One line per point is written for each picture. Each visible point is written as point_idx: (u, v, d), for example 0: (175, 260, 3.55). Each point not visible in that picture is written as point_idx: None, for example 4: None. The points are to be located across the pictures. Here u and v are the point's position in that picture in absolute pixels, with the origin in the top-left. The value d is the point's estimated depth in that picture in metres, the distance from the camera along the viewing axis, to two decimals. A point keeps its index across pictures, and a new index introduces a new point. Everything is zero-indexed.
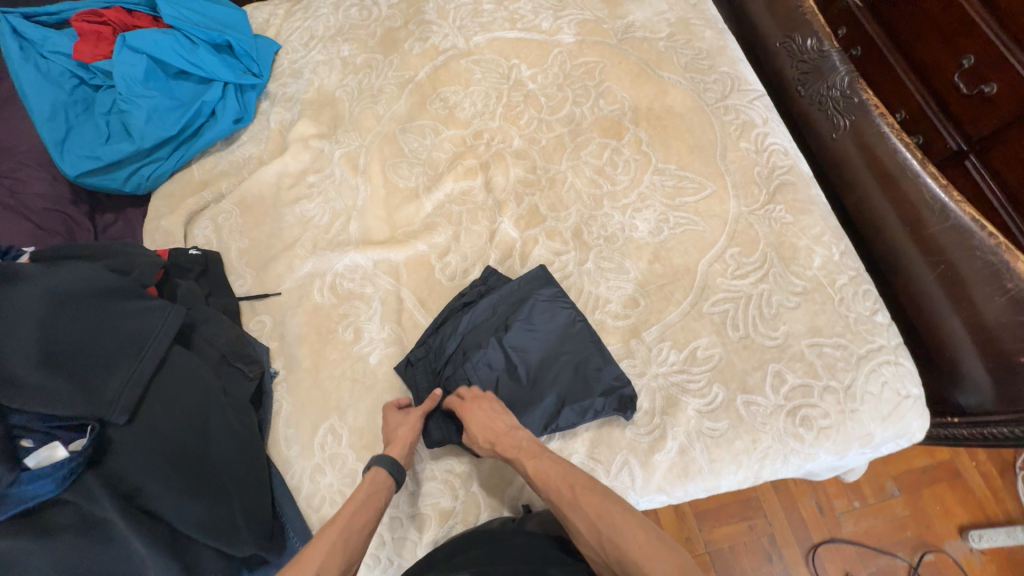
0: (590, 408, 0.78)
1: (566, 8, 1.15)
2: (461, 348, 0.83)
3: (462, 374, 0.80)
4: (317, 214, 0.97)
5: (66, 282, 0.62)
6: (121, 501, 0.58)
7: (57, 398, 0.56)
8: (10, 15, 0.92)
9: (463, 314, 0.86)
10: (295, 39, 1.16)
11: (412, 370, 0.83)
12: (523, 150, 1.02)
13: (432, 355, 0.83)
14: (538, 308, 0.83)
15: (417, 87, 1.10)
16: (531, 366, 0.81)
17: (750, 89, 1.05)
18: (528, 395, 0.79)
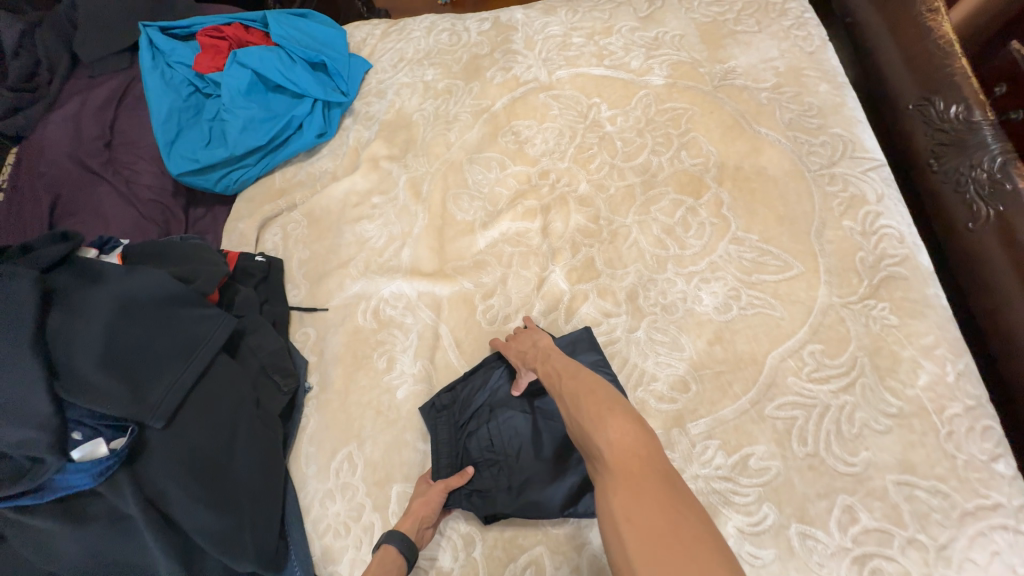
0: None
1: (660, 48, 1.08)
2: (490, 403, 0.80)
3: (484, 431, 0.78)
4: (375, 236, 0.99)
5: (136, 289, 0.69)
6: (144, 502, 0.63)
7: (109, 397, 0.63)
8: (151, 29, 1.05)
9: (497, 367, 0.83)
10: (385, 59, 1.20)
11: (436, 417, 0.81)
12: (589, 196, 0.97)
13: (460, 403, 0.82)
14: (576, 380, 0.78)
15: (491, 118, 1.09)
16: (557, 440, 0.75)
17: (865, 157, 0.90)
18: (547, 471, 0.73)
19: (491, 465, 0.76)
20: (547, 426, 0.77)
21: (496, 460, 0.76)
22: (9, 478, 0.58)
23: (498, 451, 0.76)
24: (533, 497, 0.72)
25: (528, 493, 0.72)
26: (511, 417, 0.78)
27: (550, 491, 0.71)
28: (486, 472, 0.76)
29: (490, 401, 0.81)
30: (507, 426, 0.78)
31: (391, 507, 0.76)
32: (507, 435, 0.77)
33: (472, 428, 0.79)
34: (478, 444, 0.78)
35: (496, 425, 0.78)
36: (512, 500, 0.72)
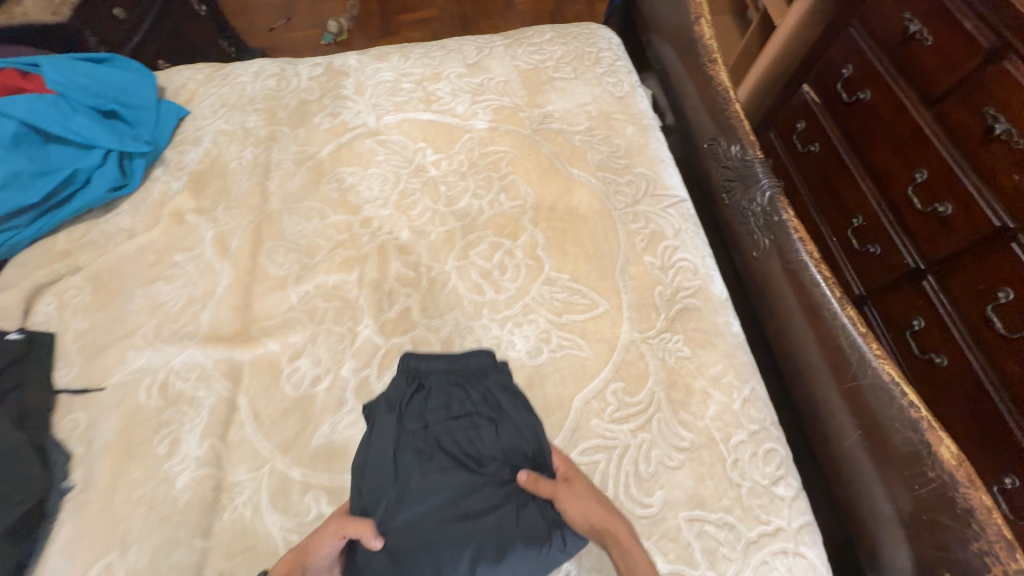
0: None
1: (484, 94, 1.10)
2: (502, 419, 0.68)
3: (478, 415, 0.68)
4: (171, 299, 0.88)
5: None
6: None
7: None
8: None
9: (519, 433, 0.67)
10: (205, 106, 1.13)
11: (470, 358, 0.72)
12: (410, 244, 0.94)
13: (492, 394, 0.70)
14: (536, 554, 0.58)
15: (316, 165, 1.04)
16: (445, 505, 0.61)
17: (665, 195, 0.95)
18: (420, 493, 0.61)
19: (432, 423, 0.67)
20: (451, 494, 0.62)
21: (442, 426, 0.67)
22: None
23: (444, 428, 0.66)
24: (391, 464, 0.63)
25: (389, 467, 0.63)
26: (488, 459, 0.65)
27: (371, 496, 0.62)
28: (416, 413, 0.68)
29: (507, 416, 0.68)
30: (480, 448, 0.66)
31: None
32: (471, 444, 0.66)
33: (475, 395, 0.70)
34: (459, 405, 0.69)
35: (483, 435, 0.67)
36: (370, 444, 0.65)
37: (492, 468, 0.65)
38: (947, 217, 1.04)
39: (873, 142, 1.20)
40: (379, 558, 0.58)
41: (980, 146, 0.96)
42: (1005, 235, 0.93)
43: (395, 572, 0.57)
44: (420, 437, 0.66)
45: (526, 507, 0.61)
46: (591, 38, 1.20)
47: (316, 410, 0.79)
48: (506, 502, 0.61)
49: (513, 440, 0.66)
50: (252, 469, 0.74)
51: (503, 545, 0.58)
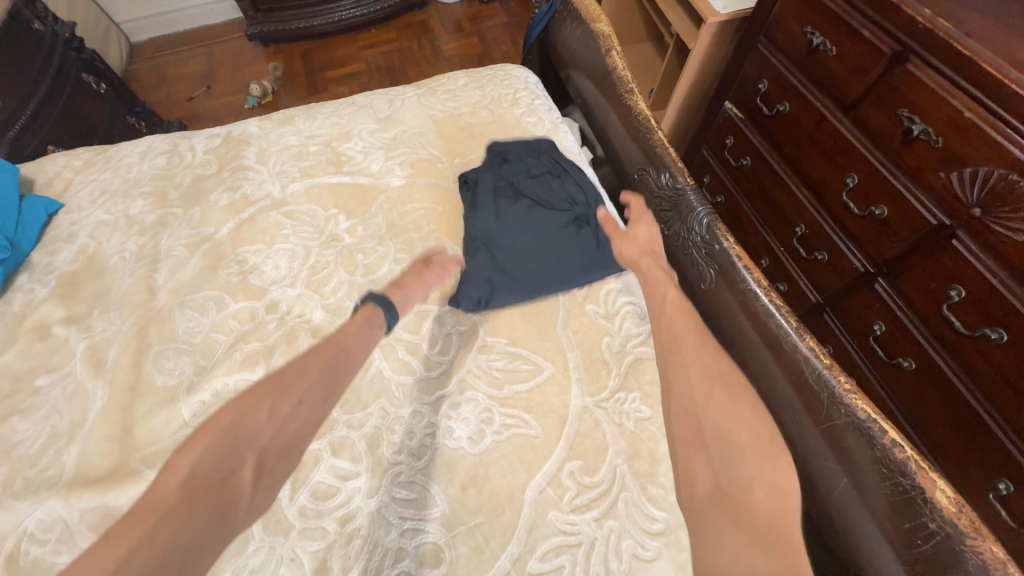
0: (478, 284, 0.81)
1: (398, 148, 1.03)
2: (568, 176, 0.92)
3: (550, 174, 0.92)
4: (29, 437, 0.72)
5: None
6: None
7: None
8: None
9: (583, 186, 0.91)
10: (82, 195, 1.00)
11: (544, 143, 0.97)
12: (324, 326, 0.82)
13: (560, 159, 0.95)
14: (600, 269, 0.83)
15: (213, 247, 0.92)
16: (531, 223, 0.86)
17: None
18: (511, 223, 0.86)
19: (514, 182, 0.92)
20: (537, 220, 0.86)
21: (522, 175, 0.92)
22: None
23: (525, 182, 0.91)
24: (488, 209, 0.88)
25: (486, 207, 0.88)
26: (558, 198, 0.89)
27: (478, 225, 0.87)
28: (499, 173, 0.93)
29: (573, 176, 0.92)
30: (552, 194, 0.90)
31: None
32: (545, 193, 0.90)
33: (547, 162, 0.94)
34: (534, 163, 0.93)
35: (552, 181, 0.91)
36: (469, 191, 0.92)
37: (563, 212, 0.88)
38: (884, 219, 1.02)
39: (800, 151, 1.20)
40: (486, 270, 0.83)
41: (902, 149, 0.95)
42: (945, 232, 0.91)
43: (497, 270, 0.82)
44: (506, 188, 0.91)
45: (590, 244, 0.85)
46: (507, 79, 1.16)
47: None
48: (575, 237, 0.85)
49: (577, 192, 0.90)
50: None
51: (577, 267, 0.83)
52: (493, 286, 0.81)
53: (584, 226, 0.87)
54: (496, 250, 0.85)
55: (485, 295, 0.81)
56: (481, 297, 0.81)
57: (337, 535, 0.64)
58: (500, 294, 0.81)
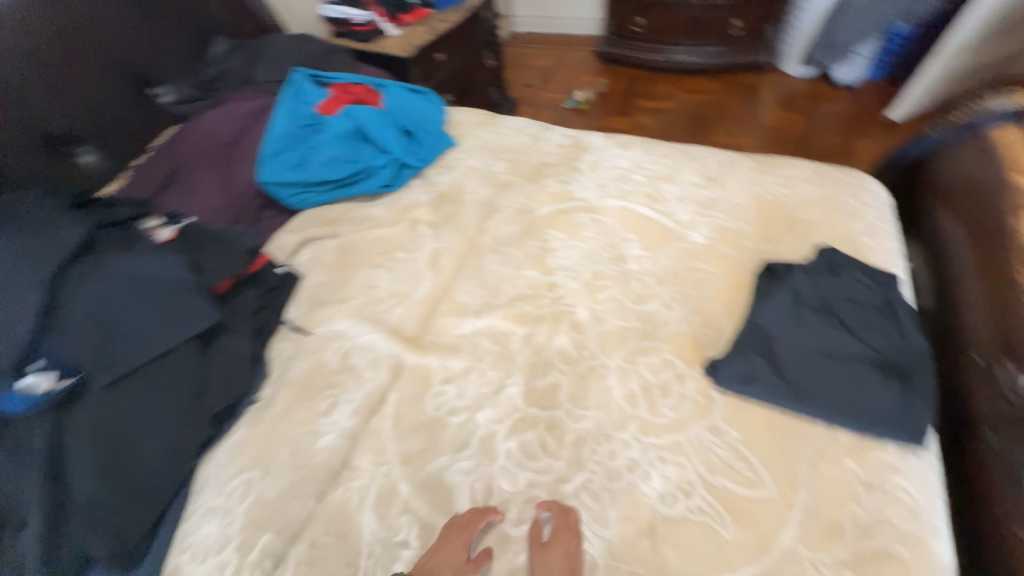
0: (747, 373, 0.79)
1: (712, 209, 1.09)
2: (896, 321, 0.81)
3: (875, 308, 0.83)
4: (381, 285, 1.05)
5: (150, 271, 0.79)
6: (50, 449, 0.67)
7: (79, 346, 0.71)
8: (304, 72, 1.31)
9: (909, 339, 0.79)
10: (468, 144, 1.37)
11: (878, 274, 0.88)
12: (584, 323, 0.94)
13: (893, 297, 0.84)
14: (890, 431, 0.72)
15: (531, 220, 1.15)
16: (828, 346, 0.80)
17: None
18: (807, 336, 0.81)
19: (830, 294, 0.85)
20: (838, 349, 0.79)
21: (842, 291, 0.85)
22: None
23: (841, 301, 0.84)
24: (788, 308, 0.84)
25: (786, 305, 0.85)
26: (871, 336, 0.80)
27: (770, 319, 0.84)
28: (816, 278, 0.87)
29: (901, 323, 0.81)
30: (868, 327, 0.81)
31: (252, 557, 0.73)
32: (860, 322, 0.81)
33: (877, 293, 0.85)
34: (860, 287, 0.85)
35: (874, 316, 0.82)
36: (770, 282, 0.91)
37: (871, 354, 0.78)
38: None
39: None
40: (759, 362, 0.80)
41: None
42: None
43: (771, 370, 0.79)
44: (815, 295, 0.85)
45: (891, 399, 0.74)
46: (854, 189, 1.09)
47: (442, 439, 0.83)
48: (876, 385, 0.75)
49: (898, 342, 0.79)
50: (372, 464, 0.81)
51: (862, 415, 0.73)
52: (759, 381, 0.78)
53: (892, 379, 0.75)
54: (777, 349, 0.81)
55: (747, 386, 0.78)
56: (742, 384, 0.79)
57: (524, 491, 0.76)
58: (763, 392, 0.77)
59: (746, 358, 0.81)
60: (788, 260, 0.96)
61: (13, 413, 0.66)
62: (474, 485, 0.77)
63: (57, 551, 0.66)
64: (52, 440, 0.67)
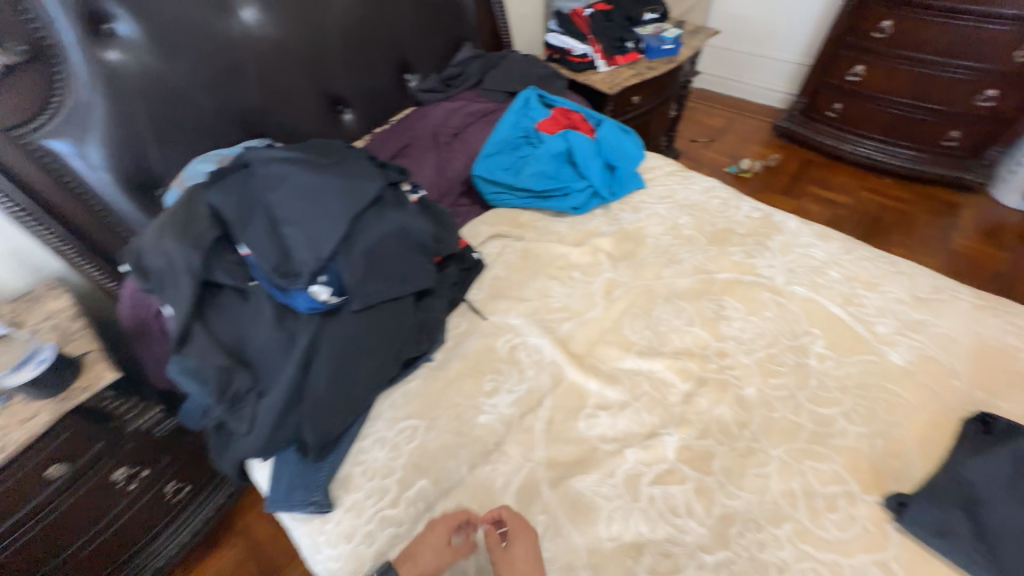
0: (941, 526, 0.72)
1: (917, 333, 1.01)
2: None
3: None
4: (555, 297, 1.13)
5: (411, 229, 0.93)
6: (307, 346, 0.83)
7: (351, 271, 0.86)
8: (534, 92, 1.47)
9: None
10: (657, 190, 1.42)
11: None
12: (750, 402, 0.93)
13: None
14: None
15: (708, 281, 1.16)
16: None
17: None
18: None
19: None
20: None
21: None
22: (292, 270, 0.82)
23: None
24: (1004, 474, 0.76)
25: (1001, 469, 0.76)
26: None
27: (978, 478, 0.76)
28: None
29: None
30: None
31: (408, 494, 0.83)
32: None
33: None
34: None
35: None
36: (983, 437, 0.82)
37: None
38: None
39: None
40: (958, 519, 0.73)
41: None
42: None
43: (972, 534, 0.71)
44: None
45: None
46: None
47: (589, 459, 0.86)
48: None
49: None
50: (521, 456, 0.87)
51: None
52: (955, 541, 0.71)
53: None
54: (985, 512, 0.72)
55: (936, 540, 0.72)
56: (931, 535, 0.72)
57: (660, 542, 0.77)
58: (958, 553, 0.70)
59: (941, 510, 0.74)
60: (1011, 420, 0.85)
61: (297, 305, 0.84)
62: (612, 516, 0.80)
63: (284, 424, 0.82)
64: (309, 341, 0.83)
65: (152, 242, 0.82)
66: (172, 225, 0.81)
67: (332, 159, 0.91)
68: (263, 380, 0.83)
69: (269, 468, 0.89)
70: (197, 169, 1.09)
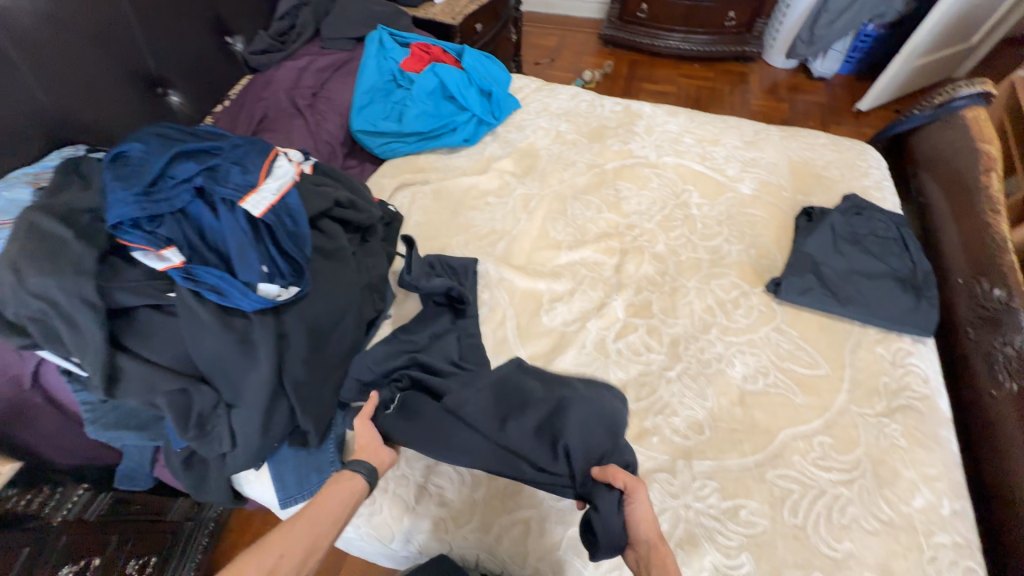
0: (804, 287, 1.02)
1: (753, 167, 1.31)
2: (911, 251, 1.06)
3: (892, 239, 1.08)
4: (480, 225, 1.19)
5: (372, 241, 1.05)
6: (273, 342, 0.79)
7: (595, 428, 0.79)
8: (384, 31, 1.42)
9: (907, 255, 1.05)
10: (532, 106, 1.51)
11: (878, 215, 1.12)
12: (662, 256, 1.14)
13: (907, 235, 1.09)
14: (906, 321, 0.97)
15: (601, 173, 1.32)
16: (858, 268, 1.03)
17: (927, 309, 0.98)
18: (845, 261, 1.04)
19: (857, 231, 1.09)
20: (864, 268, 1.03)
21: (864, 231, 1.09)
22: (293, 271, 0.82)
23: (868, 236, 1.07)
24: (826, 239, 1.07)
25: (819, 234, 1.08)
26: (890, 259, 1.04)
27: (815, 244, 1.07)
28: (845, 220, 1.11)
29: (914, 254, 1.05)
30: (886, 252, 1.05)
31: None
32: (879, 249, 1.06)
33: (892, 229, 1.09)
34: (881, 226, 1.09)
35: (892, 246, 1.06)
36: (810, 222, 1.14)
37: (893, 266, 1.04)
38: None
39: None
40: (807, 279, 1.03)
41: None
42: None
43: (818, 283, 1.02)
44: (843, 229, 1.09)
45: (921, 307, 0.98)
46: (863, 155, 1.34)
47: (562, 343, 0.99)
48: (900, 292, 0.99)
49: (913, 267, 1.03)
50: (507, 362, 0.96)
51: (882, 313, 0.98)
52: (808, 294, 1.01)
53: (911, 290, 1.00)
54: (822, 267, 1.04)
55: (804, 298, 1.01)
56: (799, 296, 1.01)
57: (635, 377, 0.94)
58: (817, 300, 1.00)
59: (797, 277, 1.03)
60: (821, 206, 1.19)
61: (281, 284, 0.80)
62: (596, 375, 0.95)
63: (274, 422, 0.79)
64: (275, 331, 0.79)
65: (9, 287, 0.66)
66: (36, 258, 0.67)
67: (296, 232, 0.81)
68: (228, 391, 0.78)
69: (267, 473, 0.86)
70: (8, 197, 0.82)
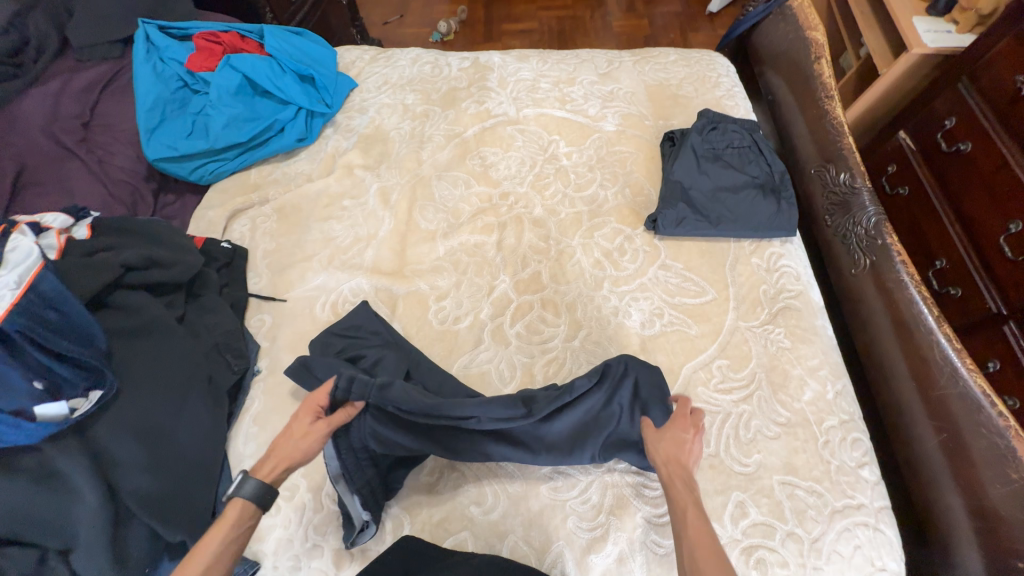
0: (681, 216, 1.01)
1: (613, 101, 1.26)
2: (765, 156, 1.09)
3: (748, 147, 1.10)
4: (340, 235, 1.05)
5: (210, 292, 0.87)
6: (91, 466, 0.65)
7: None
8: (149, 25, 1.14)
9: (763, 158, 1.08)
10: (371, 81, 1.32)
11: (729, 125, 1.13)
12: (541, 219, 1.08)
13: (761, 139, 1.11)
14: (775, 225, 1.00)
15: (461, 143, 1.20)
16: (720, 185, 1.05)
17: (789, 208, 1.01)
18: (710, 181, 1.05)
19: (714, 146, 1.09)
20: (727, 184, 1.04)
21: (721, 145, 1.09)
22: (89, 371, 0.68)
23: (726, 150, 1.09)
24: (689, 162, 1.07)
25: (682, 158, 1.07)
26: (749, 168, 1.07)
27: (680, 169, 1.06)
28: (703, 137, 1.10)
29: (769, 158, 1.08)
30: (743, 162, 1.07)
31: (327, 490, 0.79)
32: (736, 162, 1.08)
33: (747, 136, 1.11)
34: (736, 136, 1.11)
35: (748, 155, 1.08)
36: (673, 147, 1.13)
37: (751, 175, 1.06)
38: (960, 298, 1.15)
39: (968, 192, 1.15)
40: (681, 208, 1.02)
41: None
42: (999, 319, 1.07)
43: (691, 209, 1.02)
44: (704, 147, 1.09)
45: (782, 208, 1.01)
46: (712, 64, 1.34)
47: (458, 344, 0.92)
48: (761, 199, 1.02)
49: (768, 172, 1.07)
50: None
51: (754, 223, 1.00)
52: (685, 223, 1.01)
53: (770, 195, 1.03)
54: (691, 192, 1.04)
55: (683, 227, 1.00)
56: (676, 227, 1.01)
57: (540, 357, 0.90)
58: (695, 227, 1.00)
59: (671, 207, 1.02)
60: (681, 128, 1.18)
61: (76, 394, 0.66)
62: (500, 367, 0.89)
63: (130, 551, 0.65)
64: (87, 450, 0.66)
65: None
66: None
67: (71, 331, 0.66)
68: (54, 538, 0.62)
69: None
70: None
